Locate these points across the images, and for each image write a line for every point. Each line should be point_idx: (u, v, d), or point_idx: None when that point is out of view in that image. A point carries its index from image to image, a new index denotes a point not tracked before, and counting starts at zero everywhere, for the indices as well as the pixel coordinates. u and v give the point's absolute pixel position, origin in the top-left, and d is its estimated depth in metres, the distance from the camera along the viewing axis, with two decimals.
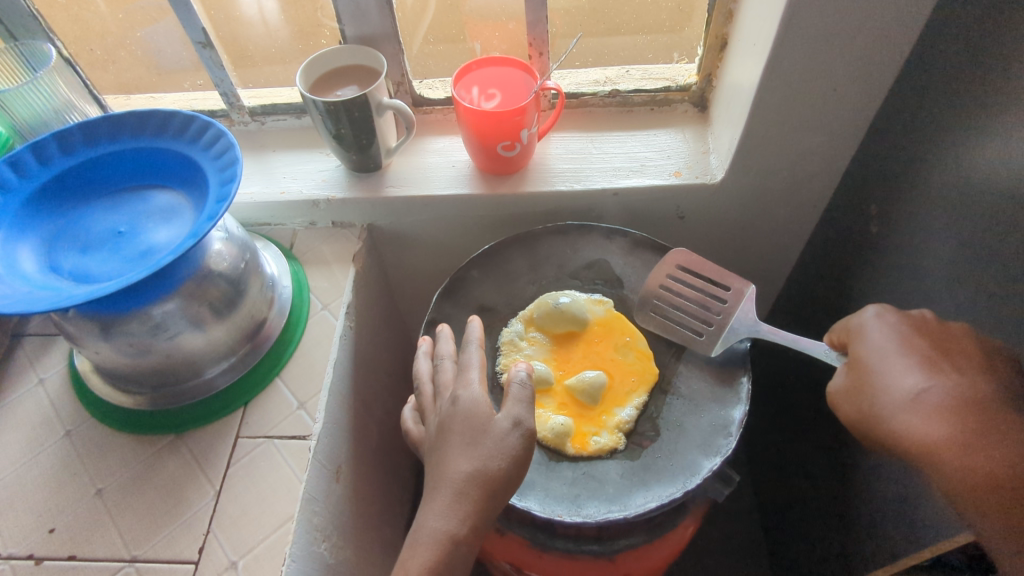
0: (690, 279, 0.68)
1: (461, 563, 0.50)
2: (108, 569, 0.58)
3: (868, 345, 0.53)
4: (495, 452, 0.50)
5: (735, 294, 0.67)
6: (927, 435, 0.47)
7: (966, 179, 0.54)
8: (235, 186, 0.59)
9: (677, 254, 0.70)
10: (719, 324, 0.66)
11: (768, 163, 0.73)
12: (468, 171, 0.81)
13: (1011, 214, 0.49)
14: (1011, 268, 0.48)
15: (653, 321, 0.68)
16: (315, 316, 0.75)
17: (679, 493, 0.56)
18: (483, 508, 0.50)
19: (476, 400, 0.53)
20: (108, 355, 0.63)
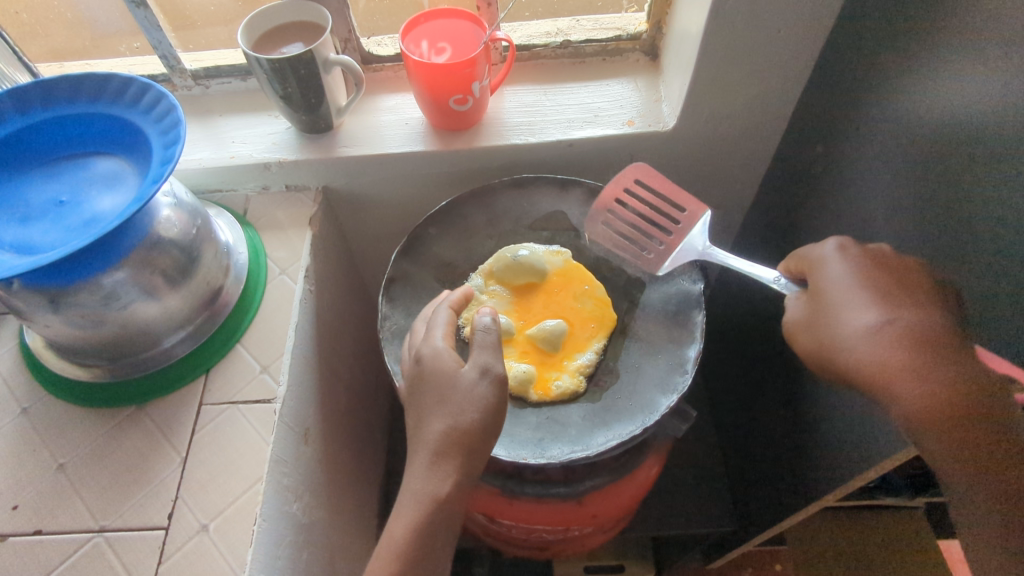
0: (643, 199, 0.71)
1: (443, 518, 0.51)
2: (75, 541, 0.58)
3: (827, 278, 0.56)
4: (466, 405, 0.51)
5: (688, 216, 0.70)
6: (880, 365, 0.50)
7: (903, 113, 0.56)
8: (179, 149, 0.58)
9: (633, 171, 0.72)
10: (669, 244, 0.69)
11: (718, 108, 0.74)
12: (421, 128, 0.80)
13: (946, 145, 0.51)
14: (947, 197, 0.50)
15: (602, 229, 0.71)
16: (273, 281, 0.74)
17: (639, 430, 0.58)
18: (461, 464, 0.51)
19: (441, 354, 0.54)
20: (59, 328, 0.62)
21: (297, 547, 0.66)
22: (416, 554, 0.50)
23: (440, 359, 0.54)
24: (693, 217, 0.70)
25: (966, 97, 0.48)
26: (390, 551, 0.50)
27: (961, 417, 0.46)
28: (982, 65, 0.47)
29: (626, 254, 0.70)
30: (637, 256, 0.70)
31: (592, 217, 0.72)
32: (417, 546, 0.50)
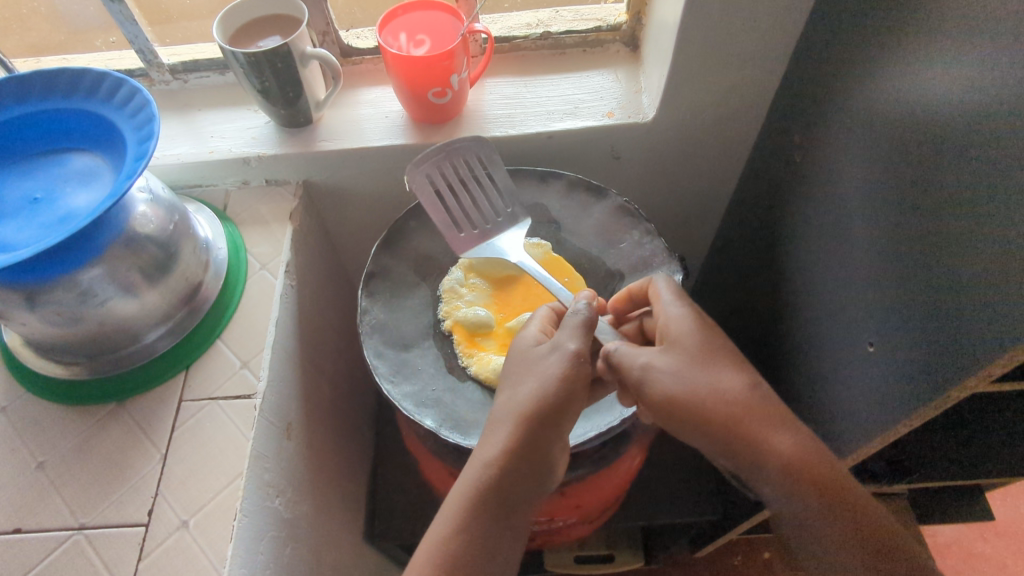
0: (480, 169, 0.71)
1: (500, 485, 0.52)
2: (55, 538, 0.58)
3: (683, 333, 0.57)
4: (531, 375, 0.55)
5: (502, 207, 0.71)
6: (766, 420, 0.53)
7: (886, 104, 0.56)
8: (153, 144, 0.57)
9: (486, 146, 0.71)
10: (461, 224, 0.70)
11: (698, 99, 0.74)
12: (401, 121, 0.80)
13: (927, 136, 0.51)
14: (927, 188, 0.51)
15: (428, 195, 0.69)
16: (253, 276, 0.74)
17: (616, 421, 0.59)
18: (520, 431, 0.52)
19: (529, 334, 0.59)
20: (36, 326, 0.61)
21: (280, 541, 0.67)
22: (467, 518, 0.51)
23: (526, 339, 0.58)
24: (490, 204, 0.71)
25: (950, 88, 0.49)
26: (447, 514, 0.52)
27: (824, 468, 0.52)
28: (965, 56, 0.47)
29: (442, 220, 0.69)
30: (448, 225, 0.69)
31: (423, 163, 0.69)
32: (472, 508, 0.51)
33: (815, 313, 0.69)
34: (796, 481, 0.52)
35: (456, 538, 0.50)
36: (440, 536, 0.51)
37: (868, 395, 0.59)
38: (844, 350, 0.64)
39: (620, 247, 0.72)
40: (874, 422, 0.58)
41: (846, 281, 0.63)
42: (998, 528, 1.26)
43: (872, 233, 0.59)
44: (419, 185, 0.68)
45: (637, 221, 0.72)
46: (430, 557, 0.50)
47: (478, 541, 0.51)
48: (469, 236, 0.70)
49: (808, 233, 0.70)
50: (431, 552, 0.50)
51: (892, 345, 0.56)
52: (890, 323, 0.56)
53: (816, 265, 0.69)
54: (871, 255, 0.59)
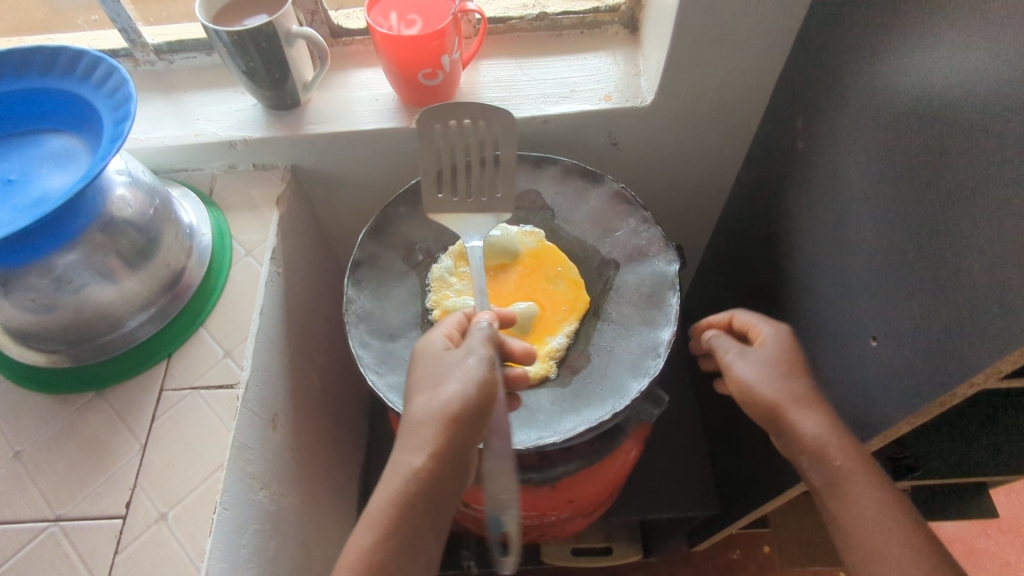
0: (491, 157, 0.66)
1: (425, 491, 0.51)
2: (30, 530, 0.56)
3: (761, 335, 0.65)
4: (451, 381, 0.52)
5: (494, 198, 0.67)
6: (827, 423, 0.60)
7: (895, 86, 0.53)
8: (129, 124, 0.55)
9: (508, 145, 0.65)
10: (447, 188, 0.66)
11: (698, 83, 0.72)
12: (392, 104, 0.78)
13: (939, 119, 0.49)
14: (938, 173, 0.48)
15: (428, 145, 0.65)
16: (239, 263, 0.72)
17: (608, 416, 0.57)
18: (446, 438, 0.51)
19: (435, 341, 0.55)
20: (12, 312, 0.60)
21: (263, 535, 0.65)
22: (393, 526, 0.51)
23: (431, 346, 0.54)
24: (487, 188, 0.67)
25: (964, 67, 0.46)
26: (370, 522, 0.51)
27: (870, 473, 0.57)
28: (982, 33, 0.45)
29: (428, 174, 0.65)
30: (433, 180, 0.66)
31: (439, 114, 0.64)
32: (398, 516, 0.51)
33: (816, 305, 0.67)
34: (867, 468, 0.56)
35: (381, 547, 0.50)
36: (364, 546, 0.51)
37: (870, 390, 0.57)
38: (846, 344, 0.61)
39: (616, 235, 0.69)
40: (877, 418, 0.56)
41: (849, 272, 0.61)
42: (1002, 525, 1.24)
43: (878, 221, 0.56)
44: (426, 132, 0.64)
45: (633, 208, 0.70)
46: (355, 566, 0.50)
47: (403, 546, 0.51)
48: (447, 203, 0.67)
49: (811, 222, 0.67)
50: (355, 560, 0.50)
51: (897, 338, 0.53)
52: (896, 315, 0.54)
53: (818, 255, 0.66)
54: (876, 245, 0.56)
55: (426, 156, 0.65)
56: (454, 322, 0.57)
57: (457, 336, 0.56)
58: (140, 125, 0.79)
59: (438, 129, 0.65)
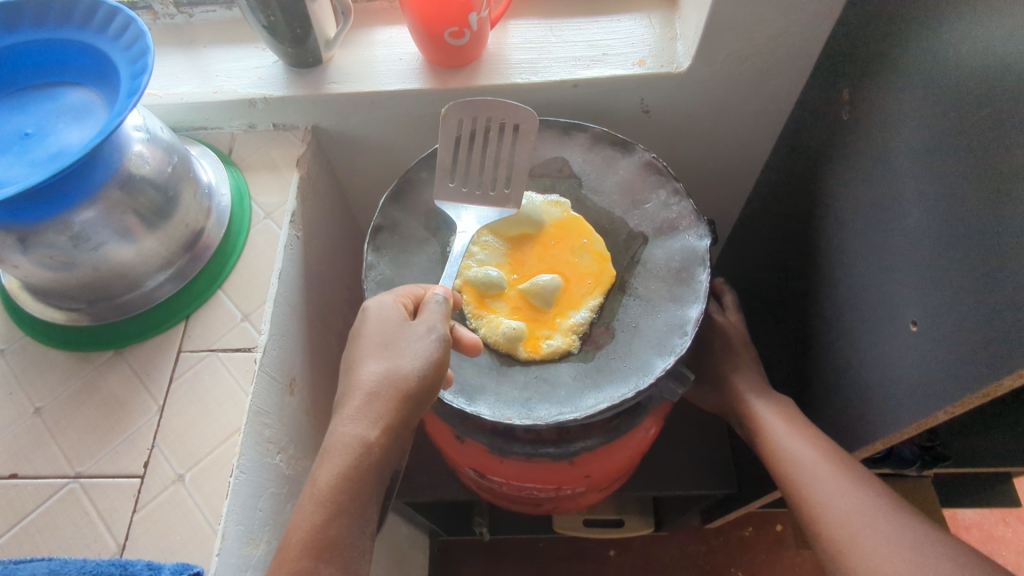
0: (507, 148, 0.64)
1: (375, 464, 0.50)
2: (51, 486, 0.57)
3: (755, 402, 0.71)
4: (409, 354, 0.52)
5: (503, 192, 0.64)
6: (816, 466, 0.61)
7: (961, 57, 0.50)
8: (146, 78, 0.53)
9: (527, 145, 0.63)
10: (459, 178, 0.65)
11: (739, 48, 0.68)
12: (417, 64, 0.75)
13: (1006, 93, 0.45)
14: (1001, 149, 0.45)
15: (451, 124, 0.64)
16: (258, 226, 0.71)
17: (631, 393, 0.55)
18: (400, 411, 0.51)
19: (390, 308, 0.54)
20: (30, 269, 0.59)
21: (280, 498, 0.65)
22: (344, 500, 0.49)
23: (389, 313, 0.54)
24: (500, 181, 0.64)
25: None
26: (320, 498, 0.48)
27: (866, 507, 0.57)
28: None
29: (444, 160, 0.64)
30: (447, 168, 0.64)
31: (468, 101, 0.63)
32: (349, 490, 0.49)
33: (853, 286, 0.64)
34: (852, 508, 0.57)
35: (333, 524, 0.49)
36: (314, 522, 0.48)
37: (908, 379, 0.54)
38: (883, 328, 0.59)
39: (645, 207, 0.67)
40: (912, 405, 0.54)
41: (891, 252, 0.58)
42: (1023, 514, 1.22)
43: (927, 200, 0.53)
44: (452, 114, 0.63)
45: (665, 179, 0.67)
46: (305, 544, 0.48)
47: (354, 520, 0.50)
48: (456, 192, 0.65)
49: (852, 200, 0.64)
50: (305, 538, 0.48)
51: (939, 324, 0.51)
52: (940, 300, 0.51)
53: (858, 234, 0.63)
54: (922, 226, 0.53)
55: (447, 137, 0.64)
56: (409, 291, 0.57)
57: (411, 306, 0.56)
58: (159, 80, 0.77)
59: (463, 116, 0.64)
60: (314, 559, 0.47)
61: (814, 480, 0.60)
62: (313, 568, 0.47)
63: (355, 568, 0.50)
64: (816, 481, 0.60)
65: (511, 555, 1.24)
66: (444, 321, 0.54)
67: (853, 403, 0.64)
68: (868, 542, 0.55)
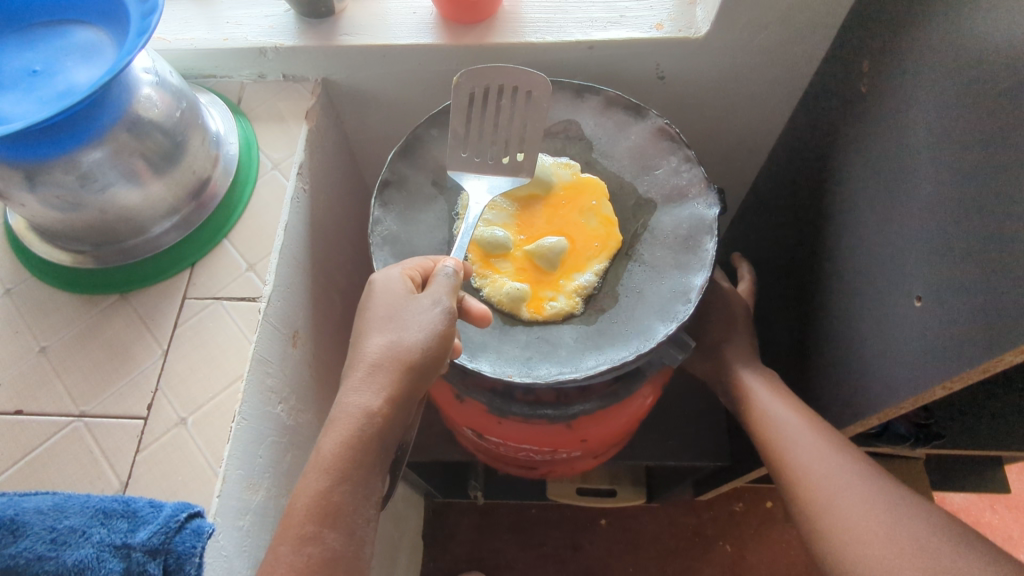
0: (518, 118, 0.63)
1: (380, 432, 0.51)
2: (55, 424, 0.57)
3: (744, 370, 0.71)
4: (413, 326, 0.52)
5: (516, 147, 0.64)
6: (797, 432, 0.62)
7: (984, 30, 0.49)
8: (157, 19, 0.53)
9: (541, 113, 0.62)
10: (472, 147, 0.64)
11: (759, 15, 0.67)
12: (430, 18, 0.74)
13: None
14: (1020, 132, 0.44)
15: (464, 93, 0.63)
16: (265, 176, 0.71)
17: (631, 356, 0.55)
18: (404, 382, 0.51)
19: (396, 281, 0.55)
20: (36, 208, 0.59)
21: (280, 447, 0.66)
22: (349, 469, 0.50)
23: (394, 286, 0.54)
24: (513, 144, 0.63)
25: None
26: (325, 466, 0.49)
27: (849, 469, 0.57)
28: None
29: (456, 127, 0.63)
30: (459, 136, 0.63)
31: (485, 76, 0.62)
32: (354, 458, 0.50)
33: (859, 263, 0.64)
34: (830, 472, 0.58)
35: (338, 490, 0.49)
36: (318, 488, 0.49)
37: (908, 356, 0.55)
38: (886, 305, 0.59)
39: (655, 173, 0.66)
40: (911, 384, 0.54)
41: (900, 230, 0.57)
42: (1010, 501, 1.23)
43: (941, 176, 0.52)
44: (466, 84, 0.63)
45: (676, 146, 0.66)
46: (310, 510, 0.48)
47: (358, 487, 0.51)
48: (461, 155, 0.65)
49: (865, 174, 0.63)
50: (310, 504, 0.48)
51: (944, 302, 0.50)
52: (946, 277, 0.51)
53: (867, 211, 0.63)
54: (933, 203, 0.53)
55: (459, 107, 0.63)
56: (418, 265, 0.57)
57: (419, 279, 0.56)
58: (169, 24, 0.76)
59: (475, 86, 0.63)
60: (319, 525, 0.48)
61: (795, 445, 0.61)
62: (316, 533, 0.48)
63: (359, 534, 0.50)
64: (796, 446, 0.61)
65: (504, 518, 1.26)
66: (452, 296, 0.54)
67: (853, 380, 0.64)
68: (846, 503, 0.55)
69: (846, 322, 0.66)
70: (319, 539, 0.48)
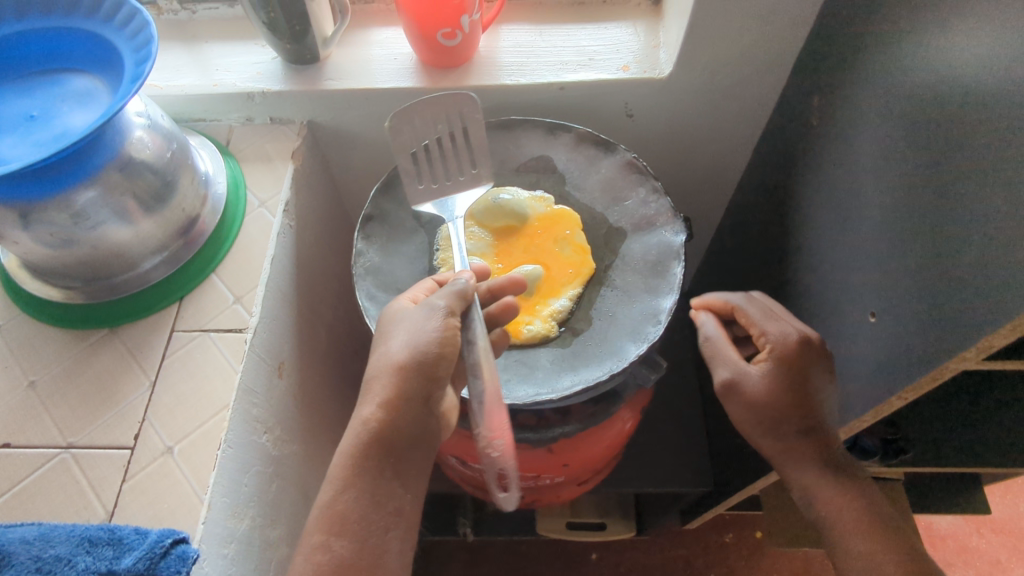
0: (458, 138, 0.68)
1: (382, 438, 0.53)
2: (42, 456, 0.58)
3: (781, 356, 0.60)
4: (404, 335, 0.54)
5: (473, 171, 0.69)
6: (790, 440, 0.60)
7: (915, 67, 0.53)
8: (150, 66, 0.56)
9: (477, 125, 0.68)
10: (428, 178, 0.68)
11: (717, 57, 0.72)
12: (411, 64, 0.78)
13: (950, 100, 0.49)
14: (951, 158, 0.48)
15: (401, 136, 0.67)
16: (252, 214, 0.73)
17: (605, 376, 0.58)
18: (398, 389, 0.53)
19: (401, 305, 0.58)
20: (30, 246, 0.61)
21: (266, 477, 0.67)
22: (353, 476, 0.52)
23: (398, 308, 0.57)
24: (466, 164, 0.69)
25: (979, 49, 0.46)
26: (332, 475, 0.53)
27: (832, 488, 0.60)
28: (996, 18, 0.45)
29: (406, 166, 0.68)
30: (411, 172, 0.68)
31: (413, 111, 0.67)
32: (356, 466, 0.53)
33: (819, 285, 0.67)
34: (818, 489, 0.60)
35: (343, 498, 0.52)
36: (326, 498, 0.52)
37: (865, 369, 0.57)
38: (844, 322, 0.62)
39: (624, 204, 0.70)
40: (869, 396, 0.57)
41: (854, 252, 0.61)
42: (995, 525, 1.24)
43: (886, 199, 0.56)
44: (396, 128, 0.67)
45: (644, 178, 0.70)
46: (320, 519, 0.52)
47: (367, 494, 0.52)
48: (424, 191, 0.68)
49: (819, 201, 0.68)
50: (321, 513, 0.52)
51: (894, 316, 0.54)
52: (895, 294, 0.54)
53: (824, 235, 0.67)
54: (881, 225, 0.57)
55: (400, 149, 0.67)
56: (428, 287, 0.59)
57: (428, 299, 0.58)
58: (161, 72, 0.80)
59: (406, 124, 0.68)
60: (326, 533, 0.51)
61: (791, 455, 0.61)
62: (325, 542, 0.51)
63: (371, 544, 0.52)
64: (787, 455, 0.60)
65: (493, 556, 1.25)
66: (459, 304, 0.55)
67: None
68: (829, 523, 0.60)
69: None
70: (327, 547, 0.51)
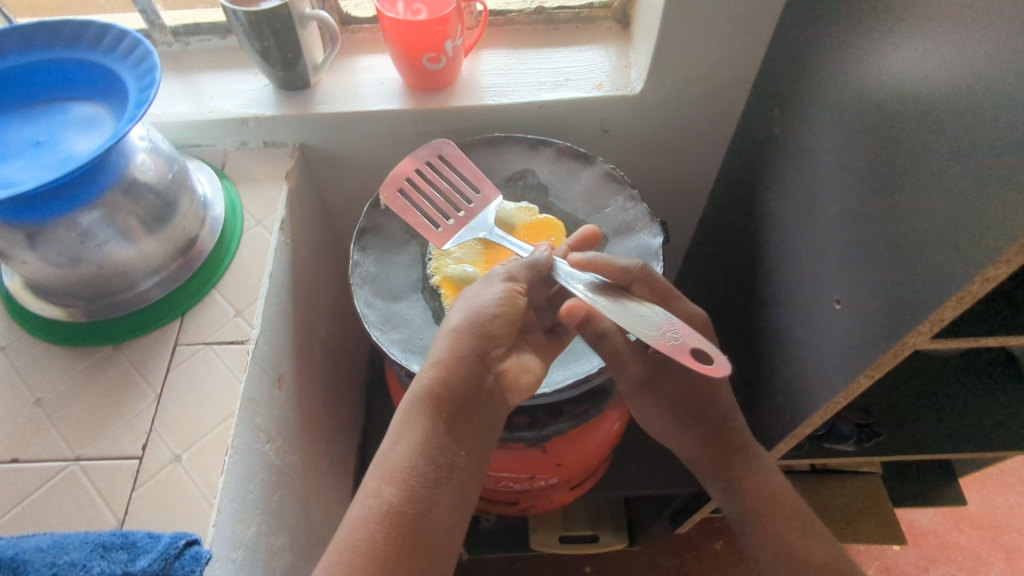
0: (450, 175, 0.72)
1: (438, 391, 0.56)
2: (51, 470, 0.60)
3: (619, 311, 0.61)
4: (471, 301, 0.60)
5: (477, 197, 0.72)
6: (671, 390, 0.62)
7: (861, 75, 0.59)
8: (155, 91, 0.60)
9: (459, 158, 0.73)
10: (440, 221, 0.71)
11: (683, 74, 0.77)
12: (398, 87, 0.83)
13: (892, 101, 0.54)
14: (895, 153, 0.53)
15: (399, 198, 0.71)
16: (249, 232, 0.76)
17: (592, 371, 0.66)
18: (452, 345, 0.57)
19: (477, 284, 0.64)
20: (37, 266, 0.63)
21: (269, 486, 0.69)
22: (407, 429, 0.55)
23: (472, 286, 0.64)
24: (469, 195, 0.72)
25: (913, 55, 0.52)
26: (390, 431, 0.56)
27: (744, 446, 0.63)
28: (926, 28, 0.50)
29: (413, 221, 0.70)
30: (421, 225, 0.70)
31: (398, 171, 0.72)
32: (411, 419, 0.56)
33: (789, 280, 0.72)
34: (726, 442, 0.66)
35: (398, 448, 0.55)
36: (383, 451, 0.56)
37: (834, 352, 0.62)
38: (813, 312, 0.67)
39: (605, 211, 0.74)
40: (839, 378, 0.61)
41: (818, 246, 0.66)
42: (974, 519, 1.29)
43: (843, 195, 0.61)
44: (390, 196, 0.71)
45: (621, 186, 0.75)
46: (375, 471, 0.54)
47: (419, 445, 0.55)
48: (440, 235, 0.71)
49: (784, 204, 0.73)
50: (376, 466, 0.55)
51: (857, 301, 0.58)
52: (856, 281, 0.59)
53: (790, 234, 0.72)
54: (839, 220, 0.62)
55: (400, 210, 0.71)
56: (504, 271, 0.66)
57: None
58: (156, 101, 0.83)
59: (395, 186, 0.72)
60: (379, 482, 0.53)
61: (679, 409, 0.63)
62: (376, 488, 0.53)
63: (420, 496, 0.53)
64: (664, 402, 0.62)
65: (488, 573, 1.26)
66: (523, 271, 0.61)
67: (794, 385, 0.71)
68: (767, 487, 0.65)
69: (783, 333, 0.73)
70: (377, 493, 0.53)
